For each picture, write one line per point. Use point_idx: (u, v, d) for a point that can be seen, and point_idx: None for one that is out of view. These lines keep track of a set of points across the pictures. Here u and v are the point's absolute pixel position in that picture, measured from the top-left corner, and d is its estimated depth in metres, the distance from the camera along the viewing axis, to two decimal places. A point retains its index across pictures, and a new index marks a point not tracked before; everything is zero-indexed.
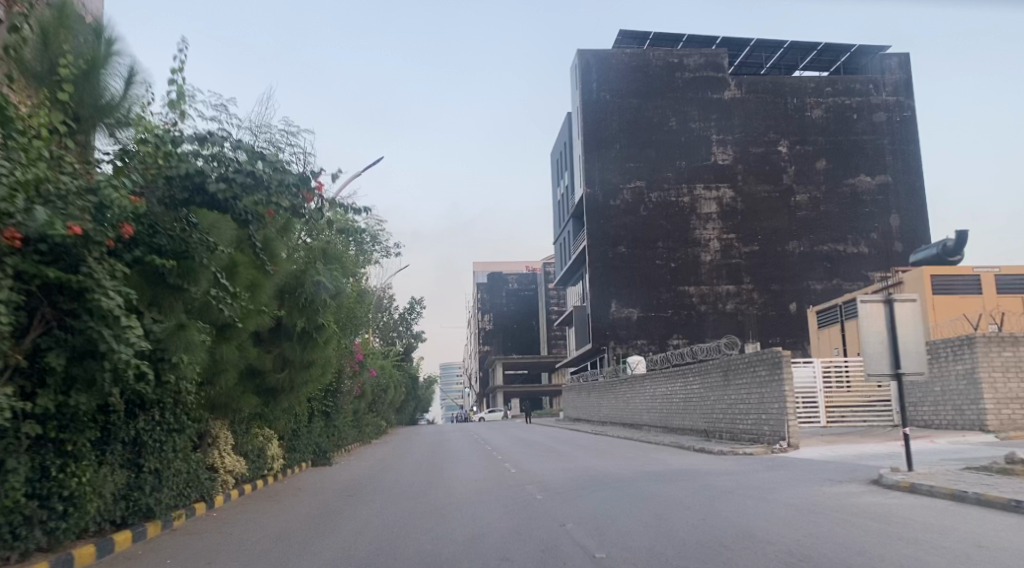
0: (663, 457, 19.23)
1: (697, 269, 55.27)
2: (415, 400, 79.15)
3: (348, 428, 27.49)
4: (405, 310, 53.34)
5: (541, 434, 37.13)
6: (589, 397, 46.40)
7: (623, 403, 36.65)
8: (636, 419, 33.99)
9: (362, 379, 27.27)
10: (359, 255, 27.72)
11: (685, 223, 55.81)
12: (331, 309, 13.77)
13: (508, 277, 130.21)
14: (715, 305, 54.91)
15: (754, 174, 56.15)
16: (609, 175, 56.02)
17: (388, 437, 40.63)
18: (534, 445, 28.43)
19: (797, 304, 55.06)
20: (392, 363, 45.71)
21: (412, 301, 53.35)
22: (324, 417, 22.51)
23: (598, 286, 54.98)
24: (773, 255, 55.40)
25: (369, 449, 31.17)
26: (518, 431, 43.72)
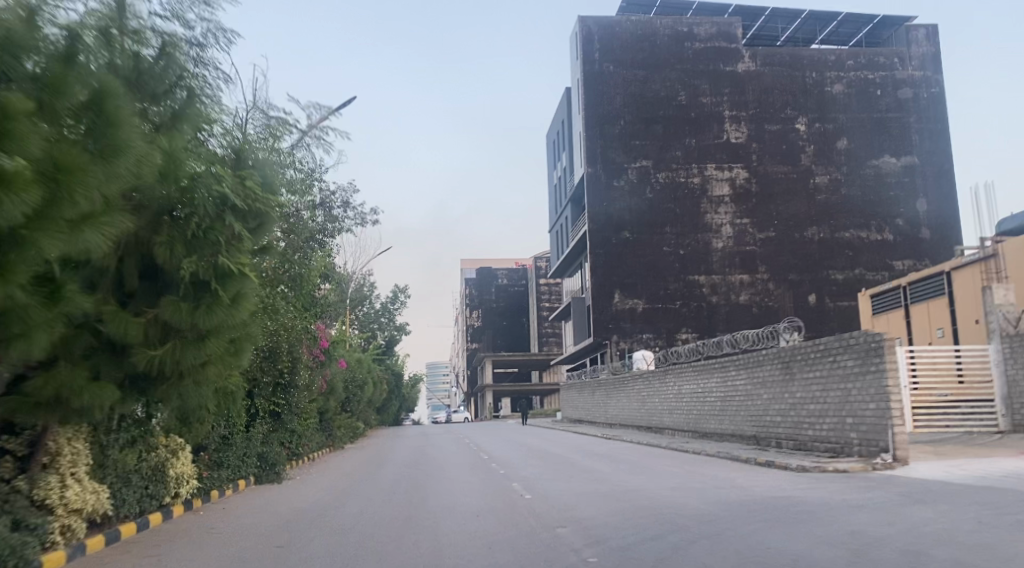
0: (720, 472, 14.55)
1: (709, 257, 50.59)
2: (399, 400, 73.97)
3: (311, 432, 22.44)
4: (387, 299, 48.20)
5: (541, 440, 32.14)
6: (591, 397, 41.66)
7: (637, 404, 31.88)
8: (654, 423, 29.22)
9: (328, 373, 22.25)
10: (322, 221, 22.69)
11: (696, 206, 51.12)
12: (250, 249, 8.30)
13: (497, 272, 125.26)
14: (727, 296, 50.24)
15: (769, 154, 51.56)
16: (612, 154, 51.21)
17: (365, 441, 35.46)
18: (537, 454, 23.56)
19: (816, 296, 50.56)
20: (372, 356, 40.59)
21: (394, 290, 48.21)
22: (272, 420, 17.44)
23: (601, 275, 50.19)
24: (790, 242, 50.86)
25: (340, 456, 26.12)
26: (515, 434, 38.77)
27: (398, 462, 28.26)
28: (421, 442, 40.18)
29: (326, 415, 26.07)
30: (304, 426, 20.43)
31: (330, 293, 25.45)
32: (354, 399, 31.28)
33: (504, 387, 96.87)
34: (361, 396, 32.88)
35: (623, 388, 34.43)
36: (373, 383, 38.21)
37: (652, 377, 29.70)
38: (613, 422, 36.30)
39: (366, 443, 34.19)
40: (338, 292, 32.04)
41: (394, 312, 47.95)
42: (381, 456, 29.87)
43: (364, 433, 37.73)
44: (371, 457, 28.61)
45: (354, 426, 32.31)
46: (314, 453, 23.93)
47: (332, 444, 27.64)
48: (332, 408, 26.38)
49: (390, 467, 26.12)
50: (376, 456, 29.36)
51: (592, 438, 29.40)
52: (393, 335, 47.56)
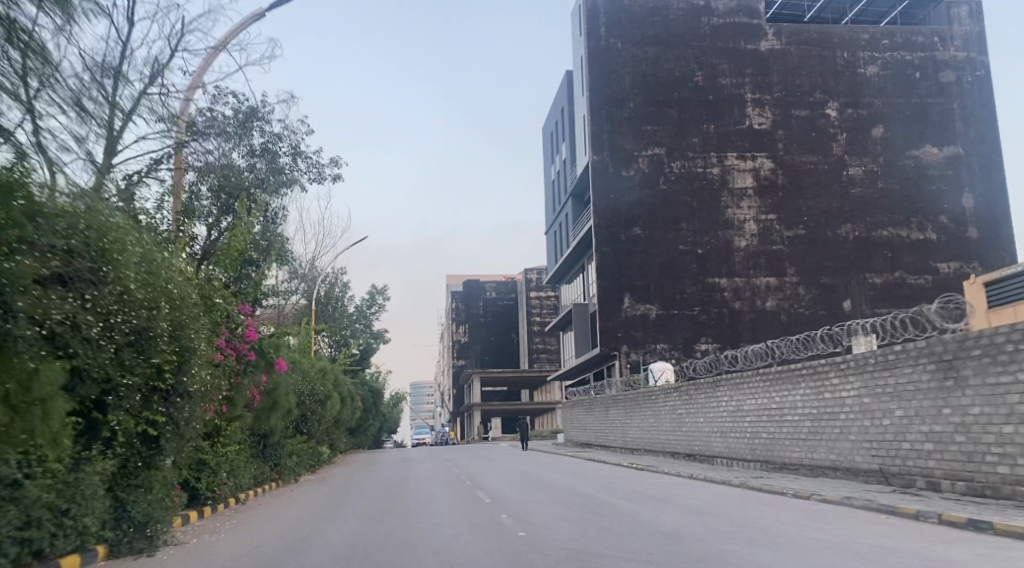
0: (910, 545, 8.28)
1: (731, 257, 44.58)
2: (377, 421, 66.88)
3: (238, 463, 15.86)
4: (363, 302, 41.60)
5: (546, 468, 25.55)
6: (600, 416, 35.29)
7: (668, 424, 25.45)
8: (697, 448, 22.81)
9: (264, 381, 15.72)
10: (232, 167, 16.70)
11: (715, 200, 45.23)
12: None
13: (485, 285, 119.15)
14: (752, 302, 44.22)
15: (797, 143, 45.92)
16: (621, 140, 45.28)
17: (329, 469, 28.65)
18: (556, 493, 17.04)
19: (852, 303, 44.68)
20: (342, 366, 33.99)
21: (371, 291, 41.61)
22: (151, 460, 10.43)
23: (609, 277, 44.03)
24: (821, 241, 45.07)
25: (287, 495, 19.45)
26: (511, 461, 32.13)
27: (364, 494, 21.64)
28: (398, 468, 33.38)
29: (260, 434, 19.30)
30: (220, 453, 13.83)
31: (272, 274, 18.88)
32: (316, 415, 24.60)
33: (493, 406, 90.13)
34: (327, 414, 26.11)
35: (645, 404, 28.05)
36: (344, 396, 31.55)
37: (691, 390, 23.35)
38: (632, 447, 29.87)
39: (328, 471, 27.30)
40: (292, 284, 25.33)
41: (372, 316, 41.26)
42: (344, 488, 23.17)
43: (328, 458, 30.88)
44: (332, 491, 21.93)
45: (314, 450, 25.55)
46: (245, 493, 17.25)
47: (275, 477, 20.86)
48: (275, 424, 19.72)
49: (354, 503, 19.55)
50: (339, 489, 22.68)
51: (615, 468, 22.93)
52: (369, 343, 40.83)
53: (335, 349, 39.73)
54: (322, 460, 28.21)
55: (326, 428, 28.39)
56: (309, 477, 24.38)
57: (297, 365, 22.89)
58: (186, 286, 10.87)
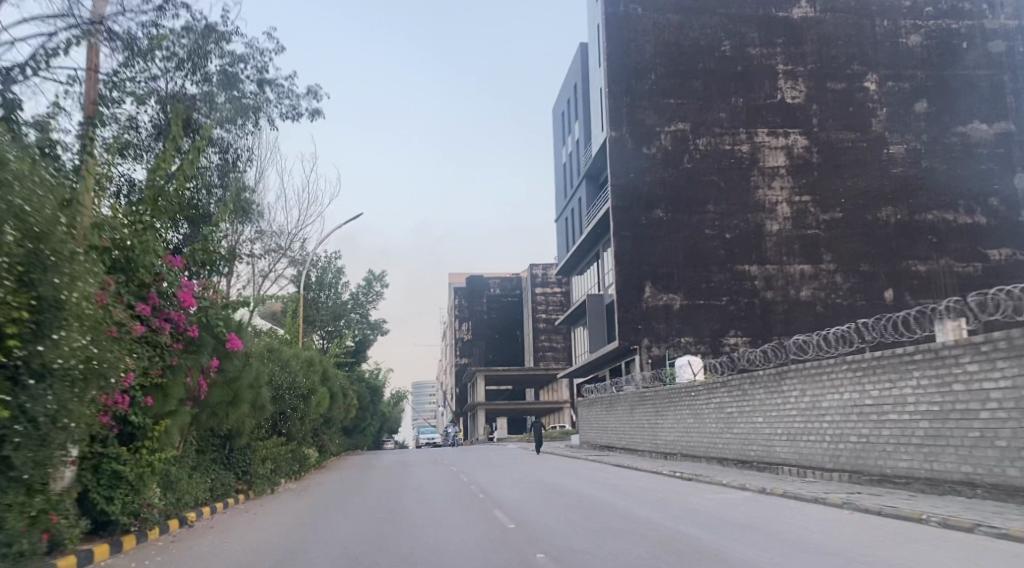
0: None
1: (761, 243, 40.78)
2: (376, 421, 62.97)
3: (182, 472, 12.09)
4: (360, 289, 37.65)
5: (567, 474, 21.58)
6: (623, 414, 31.31)
7: (713, 425, 21.50)
8: (754, 454, 18.86)
9: (216, 365, 11.96)
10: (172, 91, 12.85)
11: (744, 180, 41.43)
12: None
13: (489, 281, 115.28)
14: (785, 291, 40.39)
15: (833, 118, 42.11)
16: (641, 114, 41.50)
17: (316, 476, 24.74)
18: (594, 512, 13.15)
19: (894, 292, 40.82)
20: (333, 358, 30.16)
21: (368, 277, 37.68)
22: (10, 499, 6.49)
23: (629, 263, 40.23)
24: (860, 226, 41.24)
25: (257, 510, 15.69)
26: (524, 465, 28.19)
27: (352, 504, 17.76)
28: (395, 471, 29.37)
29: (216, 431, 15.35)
30: (147, 456, 9.88)
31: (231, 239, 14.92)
32: (302, 413, 20.65)
33: (498, 405, 86.22)
34: (314, 411, 22.14)
35: (682, 403, 24.11)
36: (337, 392, 27.55)
37: (746, 386, 19.42)
38: (663, 451, 25.88)
39: (312, 478, 23.27)
40: (272, 261, 21.40)
41: (370, 306, 37.08)
42: (330, 497, 19.24)
43: (316, 462, 26.90)
44: (315, 502, 18.01)
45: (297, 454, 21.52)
46: (200, 509, 13.51)
47: (242, 488, 16.88)
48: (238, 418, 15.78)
49: (336, 518, 15.70)
50: (323, 499, 18.71)
51: (654, 477, 19.04)
52: (365, 334, 36.87)
53: (326, 341, 35.81)
54: (309, 466, 24.23)
55: (313, 428, 24.42)
56: (289, 485, 20.41)
57: (268, 353, 18.90)
58: (59, 214, 6.93)
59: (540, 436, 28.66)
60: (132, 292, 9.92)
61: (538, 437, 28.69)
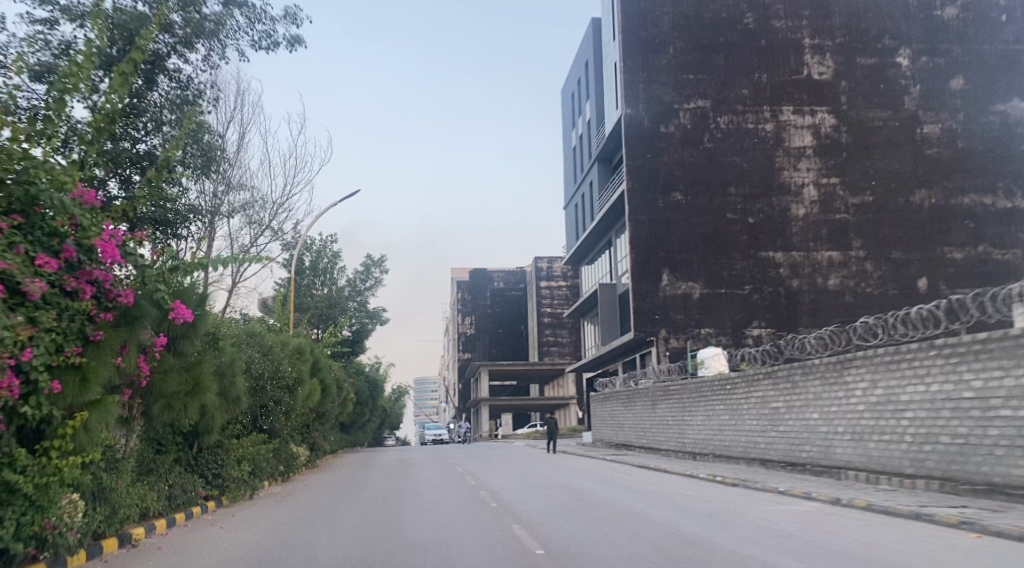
0: None
1: (787, 228, 38.20)
2: (376, 417, 60.44)
3: (121, 481, 9.57)
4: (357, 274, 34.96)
5: (586, 474, 19.01)
6: (639, 409, 28.70)
7: (754, 423, 18.92)
8: (807, 456, 16.27)
9: (162, 343, 9.40)
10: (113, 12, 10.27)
11: (767, 161, 38.84)
12: None
13: (492, 274, 112.70)
14: (812, 280, 37.83)
15: (863, 96, 39.45)
16: (658, 90, 38.90)
17: (306, 476, 22.31)
18: (636, 531, 10.62)
19: (928, 281, 38.22)
20: (326, 347, 27.60)
21: (366, 261, 35.01)
22: None
23: (645, 248, 37.66)
24: (892, 210, 38.62)
25: (228, 522, 13.19)
26: (534, 464, 25.61)
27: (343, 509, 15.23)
28: (392, 469, 26.76)
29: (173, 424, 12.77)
30: (65, 461, 7.35)
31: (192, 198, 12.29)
32: (287, 407, 18.05)
33: (502, 401, 83.70)
34: (302, 404, 19.56)
35: (714, 398, 21.54)
36: (332, 384, 24.90)
37: (797, 377, 16.81)
38: (690, 452, 23.28)
39: (299, 481, 20.61)
40: (254, 236, 18.80)
41: (367, 295, 34.29)
42: (318, 501, 16.65)
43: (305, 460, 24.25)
44: (299, 509, 15.44)
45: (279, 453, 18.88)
46: (153, 524, 11.01)
47: (211, 494, 14.26)
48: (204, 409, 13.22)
49: (323, 527, 13.17)
50: (309, 505, 16.13)
51: (692, 483, 16.48)
52: (363, 323, 34.25)
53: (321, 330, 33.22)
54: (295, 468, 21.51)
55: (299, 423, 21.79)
56: (269, 489, 17.77)
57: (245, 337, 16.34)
58: None
59: (553, 433, 26.09)
60: (39, 242, 7.20)
61: (550, 434, 26.10)
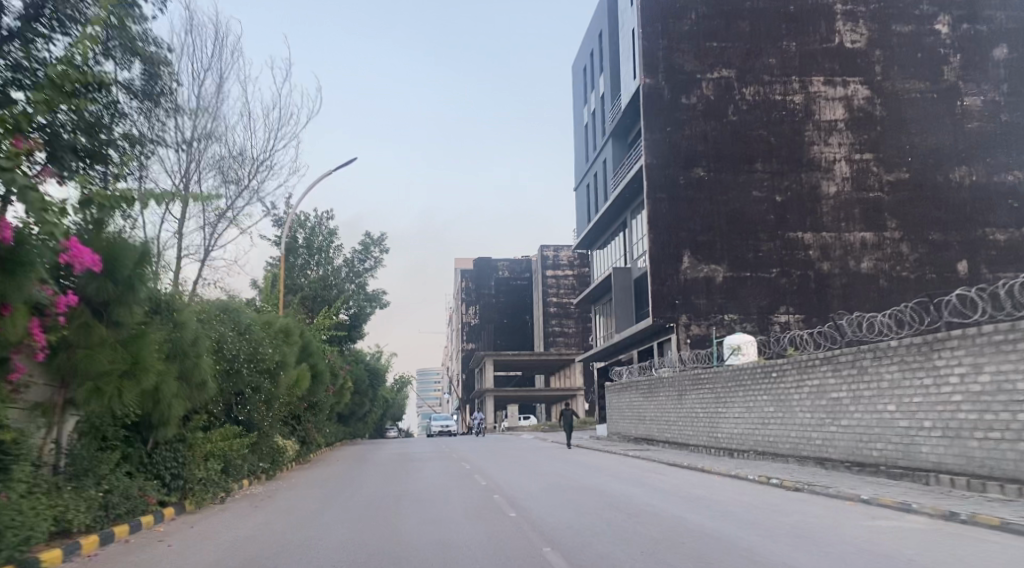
0: None
1: (817, 207, 35.59)
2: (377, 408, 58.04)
3: (14, 489, 7.00)
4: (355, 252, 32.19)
5: (613, 474, 16.50)
6: (663, 401, 26.12)
7: (809, 416, 16.35)
8: (880, 455, 13.70)
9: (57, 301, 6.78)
10: None
11: (796, 135, 36.17)
12: None
13: (497, 263, 110.08)
14: (844, 263, 35.24)
15: (899, 65, 36.67)
16: (679, 59, 36.21)
17: (295, 474, 19.87)
18: (706, 556, 8.14)
19: (968, 264, 35.59)
20: (319, 331, 25.05)
21: (365, 239, 32.22)
22: None
23: (666, 228, 35.08)
24: (930, 188, 35.93)
25: (189, 532, 10.71)
26: (549, 459, 23.07)
27: (331, 513, 12.73)
28: (392, 464, 24.21)
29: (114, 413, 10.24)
30: None
31: (139, 133, 9.80)
32: (267, 394, 15.52)
33: (508, 392, 81.16)
34: (286, 392, 17.00)
35: (756, 388, 18.96)
36: (325, 370, 22.36)
37: (867, 363, 14.25)
38: (725, 449, 20.71)
39: (284, 480, 18.05)
40: (230, 199, 16.27)
41: (365, 277, 31.63)
42: (303, 503, 14.14)
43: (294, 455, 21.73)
44: (278, 514, 12.93)
45: (258, 448, 16.35)
46: (81, 539, 8.47)
47: (169, 500, 11.72)
48: (154, 395, 10.66)
49: (302, 538, 10.66)
50: (293, 509, 13.62)
51: (743, 486, 13.99)
52: (362, 306, 31.61)
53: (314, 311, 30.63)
54: (280, 464, 19.02)
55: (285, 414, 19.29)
56: (247, 490, 15.25)
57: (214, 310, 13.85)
58: None
59: (570, 426, 23.60)
60: None
61: (567, 427, 23.62)
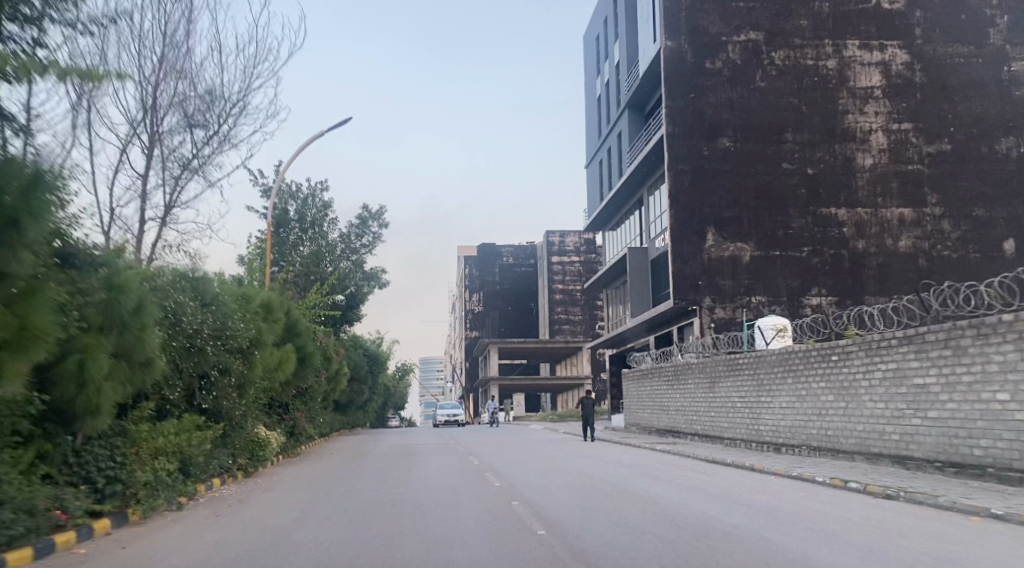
0: None
1: (851, 181, 32.93)
2: (378, 396, 55.52)
3: None
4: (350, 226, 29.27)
5: (648, 475, 14.02)
6: (690, 389, 23.49)
7: (881, 406, 13.75)
8: (984, 454, 11.06)
9: None
10: None
11: (828, 103, 33.47)
12: None
13: (502, 249, 107.42)
14: (880, 241, 32.59)
15: (942, 28, 33.88)
16: (703, 20, 33.49)
17: (278, 471, 17.33)
18: None
19: (1015, 243, 32.90)
20: (309, 310, 22.55)
21: (362, 212, 29.25)
22: None
23: (688, 202, 32.48)
24: (974, 161, 33.21)
25: (123, 557, 8.06)
26: (567, 453, 20.53)
27: (311, 524, 10.14)
28: (391, 457, 21.61)
29: (14, 399, 7.59)
30: None
31: None
32: (238, 378, 12.90)
33: (514, 380, 78.64)
34: (262, 377, 14.37)
35: (810, 373, 16.31)
36: (314, 354, 19.76)
37: (965, 341, 11.62)
38: (769, 443, 18.07)
39: (263, 481, 15.41)
40: (198, 148, 13.69)
41: (361, 254, 29.14)
42: (279, 509, 11.53)
43: (277, 448, 19.10)
44: (244, 526, 10.31)
45: (229, 442, 13.75)
46: None
47: (103, 509, 9.07)
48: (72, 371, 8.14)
49: (269, 559, 7.97)
50: (266, 519, 11.03)
51: (815, 490, 11.48)
52: (358, 287, 29.08)
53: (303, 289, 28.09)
54: (258, 460, 16.38)
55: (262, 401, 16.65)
56: (211, 495, 12.62)
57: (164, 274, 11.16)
58: None
59: (589, 415, 21.09)
60: None
61: (586, 416, 21.10)
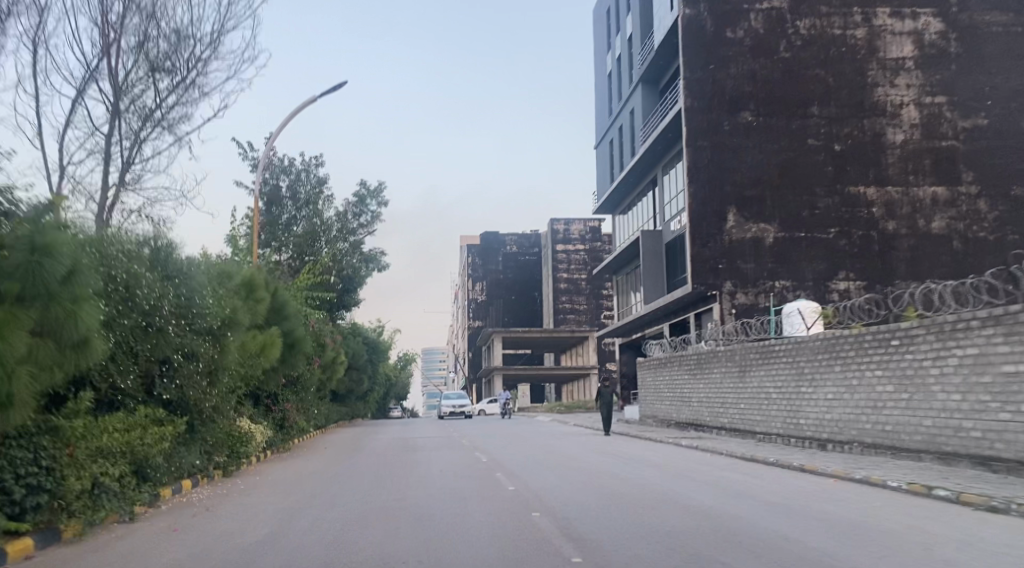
0: None
1: (882, 157, 30.89)
2: (378, 387, 53.63)
3: None
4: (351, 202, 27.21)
5: (685, 477, 12.20)
6: (715, 379, 21.61)
7: (955, 396, 11.83)
8: None
9: None
10: None
11: (857, 75, 31.40)
12: None
13: (505, 238, 105.38)
14: (912, 222, 30.58)
15: None
16: None
17: (263, 471, 15.39)
18: None
19: None
20: (300, 292, 20.68)
21: (364, 187, 27.18)
22: None
23: (707, 181, 30.56)
24: (1013, 136, 31.13)
25: None
26: (584, 448, 18.70)
27: (290, 538, 8.23)
28: (390, 453, 19.75)
29: None
30: None
31: None
32: (208, 365, 10.97)
33: (518, 370, 76.73)
34: (238, 364, 12.46)
35: (862, 361, 14.42)
36: (305, 339, 17.87)
37: None
38: (811, 439, 16.19)
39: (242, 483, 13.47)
40: (161, 95, 11.69)
41: (359, 234, 27.18)
42: (254, 518, 9.61)
43: (264, 444, 17.22)
44: (206, 541, 8.35)
45: (200, 439, 11.84)
46: None
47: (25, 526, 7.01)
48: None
49: None
50: (235, 529, 9.07)
51: (894, 498, 9.63)
52: (355, 268, 27.17)
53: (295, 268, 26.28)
54: (238, 458, 14.51)
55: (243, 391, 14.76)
56: (176, 502, 10.73)
57: (110, 237, 9.20)
58: None
59: (608, 406, 19.26)
60: None
61: (604, 408, 19.28)
